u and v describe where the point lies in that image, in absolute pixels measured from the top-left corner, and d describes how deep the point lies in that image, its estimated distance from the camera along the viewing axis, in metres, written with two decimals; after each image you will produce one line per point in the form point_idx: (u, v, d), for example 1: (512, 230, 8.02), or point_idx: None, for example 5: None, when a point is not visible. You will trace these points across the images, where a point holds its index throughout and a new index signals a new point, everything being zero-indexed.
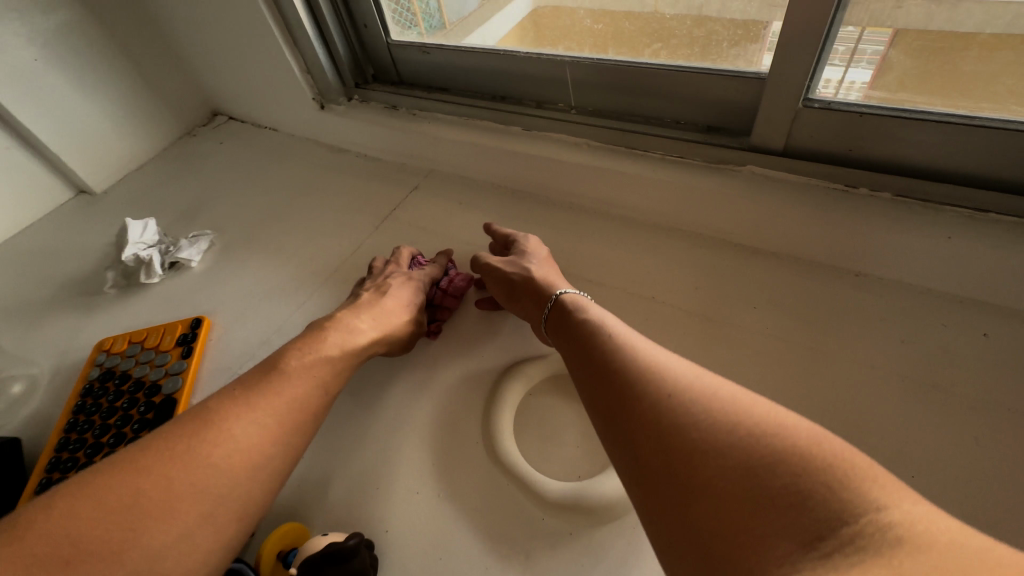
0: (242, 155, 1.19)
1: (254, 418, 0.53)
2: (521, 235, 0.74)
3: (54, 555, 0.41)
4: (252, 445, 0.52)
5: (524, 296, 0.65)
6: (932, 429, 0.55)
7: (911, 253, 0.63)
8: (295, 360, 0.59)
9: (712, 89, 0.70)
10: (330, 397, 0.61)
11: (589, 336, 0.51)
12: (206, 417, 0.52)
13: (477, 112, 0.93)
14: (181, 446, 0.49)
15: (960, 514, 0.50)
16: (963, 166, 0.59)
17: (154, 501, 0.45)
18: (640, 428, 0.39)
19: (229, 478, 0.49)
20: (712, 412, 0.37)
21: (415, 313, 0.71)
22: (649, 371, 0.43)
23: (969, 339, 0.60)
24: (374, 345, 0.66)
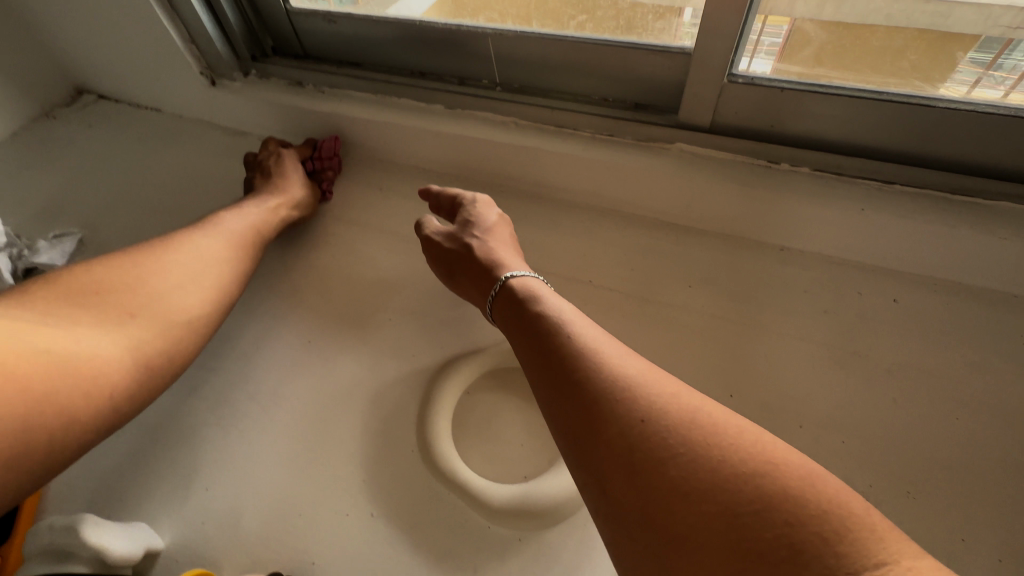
0: (117, 139, 1.02)
1: (215, 235, 0.65)
2: (469, 195, 0.67)
3: (87, 290, 0.53)
4: (219, 250, 0.64)
5: (469, 280, 0.61)
6: (857, 394, 0.57)
7: (829, 227, 0.65)
8: (228, 215, 0.68)
9: (639, 65, 0.68)
10: (264, 243, 0.71)
11: (545, 337, 0.46)
12: (161, 238, 0.62)
13: (394, 89, 0.85)
14: (152, 245, 0.60)
15: (884, 474, 0.52)
16: (873, 141, 0.61)
17: (151, 268, 0.58)
18: (612, 460, 0.36)
19: (203, 273, 0.61)
20: (691, 447, 0.35)
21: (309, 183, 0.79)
22: (618, 388, 0.39)
23: (882, 305, 0.63)
24: (285, 210, 0.74)
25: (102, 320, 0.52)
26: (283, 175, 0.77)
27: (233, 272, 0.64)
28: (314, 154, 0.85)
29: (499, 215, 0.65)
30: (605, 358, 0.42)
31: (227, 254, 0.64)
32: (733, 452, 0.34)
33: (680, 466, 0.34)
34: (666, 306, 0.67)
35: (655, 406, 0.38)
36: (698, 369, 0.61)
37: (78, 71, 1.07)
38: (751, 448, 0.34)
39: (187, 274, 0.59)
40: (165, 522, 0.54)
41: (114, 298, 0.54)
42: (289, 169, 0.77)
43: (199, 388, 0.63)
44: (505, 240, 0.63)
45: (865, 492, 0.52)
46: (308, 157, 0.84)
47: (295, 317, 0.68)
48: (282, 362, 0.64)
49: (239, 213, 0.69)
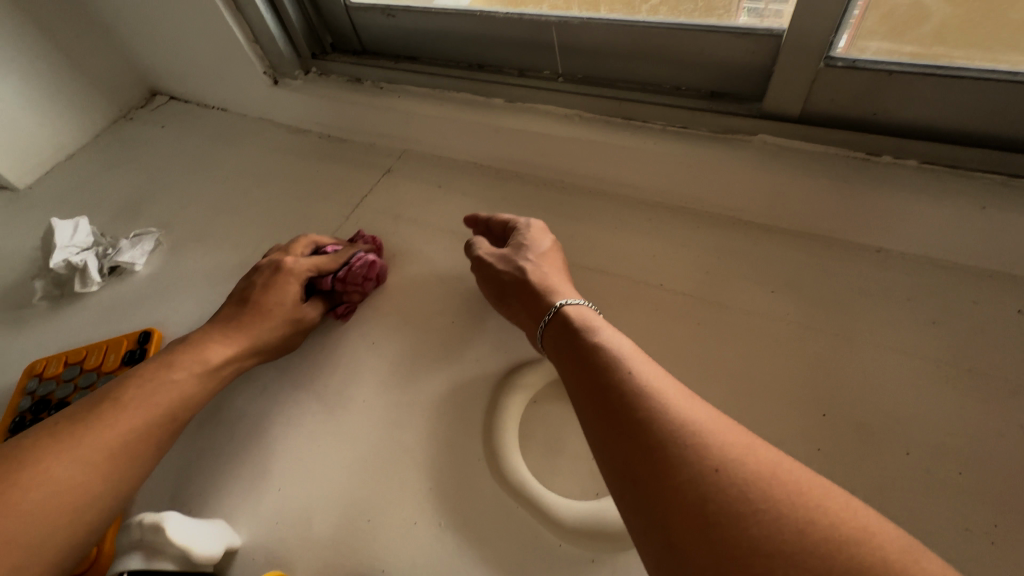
0: (187, 139, 1.06)
1: (101, 435, 0.50)
2: (523, 222, 0.66)
3: (78, 416, 0.51)
4: (97, 463, 0.49)
5: (519, 303, 0.58)
6: (975, 417, 0.51)
7: (940, 226, 0.58)
8: (144, 385, 0.55)
9: (718, 49, 0.63)
10: (183, 418, 0.56)
11: (602, 368, 0.43)
12: (169, 352, 0.59)
13: (453, 83, 0.83)
14: (151, 364, 0.57)
15: (1013, 512, 0.46)
16: (999, 128, 0.54)
17: (144, 384, 0.55)
18: (681, 509, 0.33)
19: (63, 510, 0.45)
20: (774, 506, 0.31)
21: (296, 313, 0.65)
22: (687, 433, 0.36)
23: (1004, 316, 0.56)
24: (238, 360, 0.61)
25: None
26: (258, 310, 0.63)
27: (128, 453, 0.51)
28: (336, 272, 0.68)
29: (551, 243, 0.64)
30: (669, 398, 0.39)
31: (103, 475, 0.49)
32: (822, 516, 0.31)
33: (763, 526, 0.30)
34: (745, 314, 0.62)
35: (730, 456, 0.34)
36: (784, 385, 0.56)
37: (152, 74, 1.11)
38: (841, 513, 0.31)
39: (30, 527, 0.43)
40: (241, 520, 0.56)
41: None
42: (275, 303, 0.64)
43: (270, 388, 0.64)
44: (556, 267, 0.61)
45: (990, 531, 0.45)
46: (325, 275, 0.68)
47: (358, 319, 0.68)
48: (345, 365, 0.64)
49: (157, 383, 0.55)
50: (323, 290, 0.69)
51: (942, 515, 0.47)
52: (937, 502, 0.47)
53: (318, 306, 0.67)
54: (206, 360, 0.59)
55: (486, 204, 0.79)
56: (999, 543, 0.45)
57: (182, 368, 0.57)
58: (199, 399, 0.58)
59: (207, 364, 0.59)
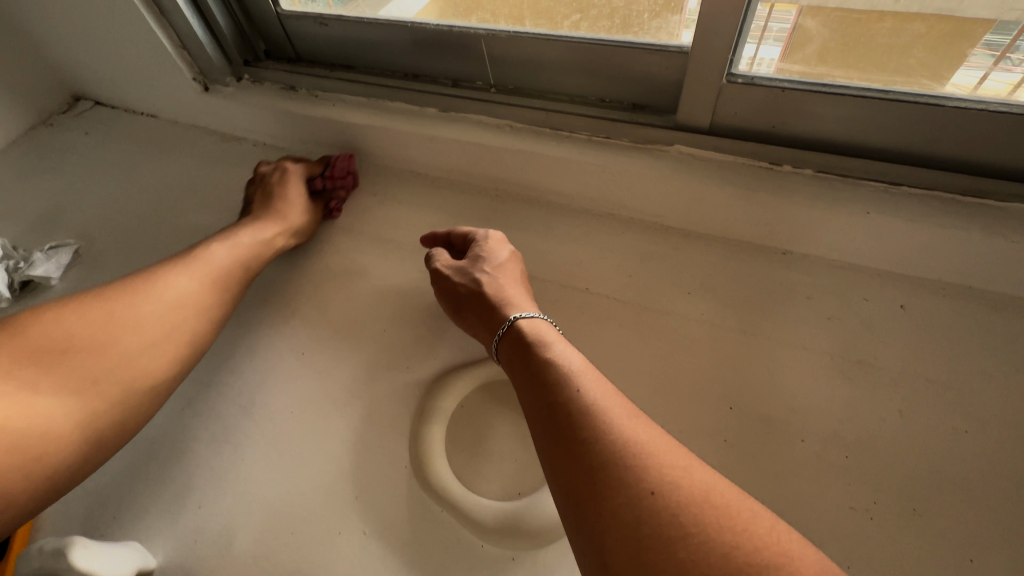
0: (113, 146, 1.02)
1: (193, 275, 0.61)
2: (481, 231, 0.66)
3: (54, 344, 0.50)
4: (191, 297, 0.60)
5: (475, 317, 0.58)
6: (863, 405, 0.55)
7: (834, 230, 0.63)
8: (218, 246, 0.66)
9: (634, 64, 0.66)
10: (249, 276, 0.68)
11: (552, 387, 0.44)
12: (144, 275, 0.59)
13: (388, 92, 0.83)
14: (129, 293, 0.57)
15: (891, 490, 0.51)
16: (878, 141, 0.59)
17: (126, 317, 0.55)
18: (617, 531, 0.34)
19: (165, 334, 0.57)
20: (704, 530, 0.33)
21: (308, 202, 0.76)
22: (627, 455, 0.37)
23: (889, 311, 0.61)
24: (281, 237, 0.72)
25: (58, 391, 0.49)
26: (283, 199, 0.73)
27: (210, 292, 0.62)
28: (324, 173, 0.81)
29: (510, 254, 0.63)
30: (615, 418, 0.40)
31: (195, 305, 0.60)
32: (747, 539, 0.33)
33: (692, 550, 0.32)
34: (665, 315, 0.65)
35: (667, 479, 0.36)
36: (697, 381, 0.59)
37: (74, 78, 1.06)
38: (764, 537, 0.33)
39: (145, 339, 0.55)
40: (158, 540, 0.54)
41: (79, 361, 0.51)
42: (288, 195, 0.74)
43: (193, 403, 0.63)
44: (514, 279, 0.61)
45: (870, 508, 0.50)
46: (318, 177, 0.80)
47: (288, 329, 0.68)
48: (273, 377, 0.63)
49: (229, 245, 0.67)
50: (319, 190, 0.80)
51: (829, 496, 0.51)
52: (826, 484, 0.52)
53: (316, 203, 0.79)
54: (259, 241, 0.69)
55: (421, 212, 0.80)
56: (877, 519, 0.49)
57: (242, 240, 0.68)
58: (258, 261, 0.69)
59: (251, 240, 0.68)
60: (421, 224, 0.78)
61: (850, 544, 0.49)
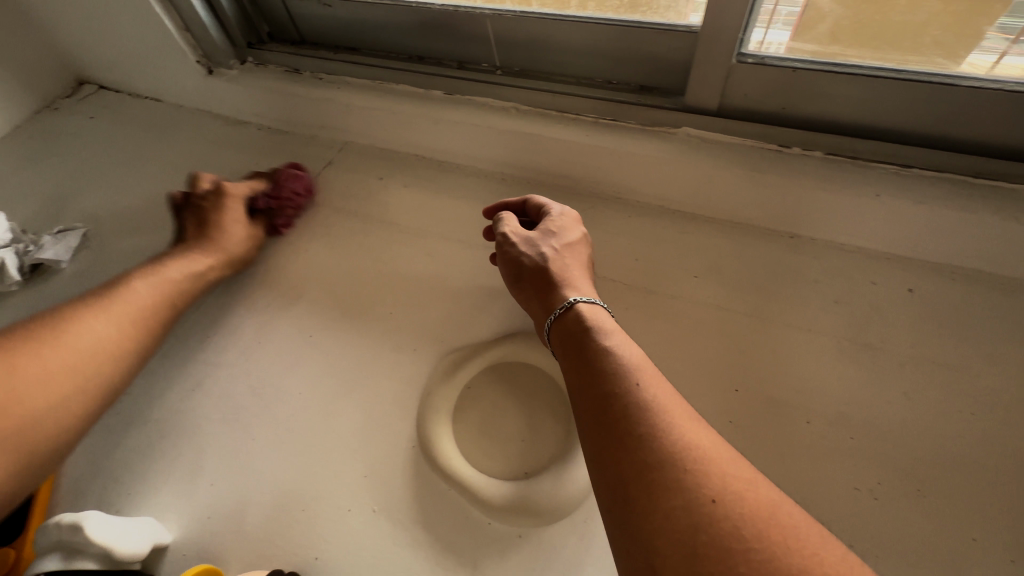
0: (118, 130, 1.01)
1: (110, 318, 0.58)
2: (555, 208, 0.65)
3: None
4: (108, 340, 0.57)
5: (535, 292, 0.58)
6: (869, 388, 0.56)
7: (843, 214, 0.63)
8: (142, 281, 0.63)
9: (644, 45, 0.65)
10: (178, 309, 0.65)
11: (608, 383, 0.44)
12: (53, 321, 0.56)
13: (392, 75, 0.82)
14: (36, 340, 0.54)
15: (896, 471, 0.51)
16: (890, 122, 0.58)
17: (26, 371, 0.52)
18: (670, 533, 0.34)
19: (69, 382, 0.54)
20: (767, 545, 0.32)
21: (247, 225, 0.72)
22: (687, 460, 0.37)
23: (896, 295, 0.61)
24: (216, 268, 0.68)
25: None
26: (217, 226, 0.70)
27: (135, 328, 0.60)
28: (269, 190, 0.76)
29: (580, 236, 0.62)
30: (675, 422, 0.40)
31: (114, 349, 0.58)
32: (813, 561, 0.31)
33: (753, 564, 0.31)
34: (671, 299, 0.65)
35: (730, 489, 0.35)
36: (703, 365, 0.59)
37: (77, 61, 1.06)
38: (832, 562, 0.32)
39: (41, 391, 0.52)
40: (171, 517, 0.55)
41: None
42: (229, 221, 0.71)
43: (203, 383, 0.63)
44: (580, 262, 0.60)
45: (875, 489, 0.50)
46: (260, 196, 0.75)
47: (295, 312, 0.68)
48: (280, 360, 0.64)
49: (147, 281, 0.63)
50: (261, 209, 0.75)
51: (834, 477, 0.51)
52: (830, 466, 0.52)
53: (260, 224, 0.75)
54: (187, 276, 0.65)
55: (429, 195, 0.80)
56: (881, 499, 0.50)
57: (168, 273, 0.65)
58: (189, 295, 0.66)
59: (191, 268, 0.66)
60: (427, 208, 0.78)
61: (853, 524, 0.49)
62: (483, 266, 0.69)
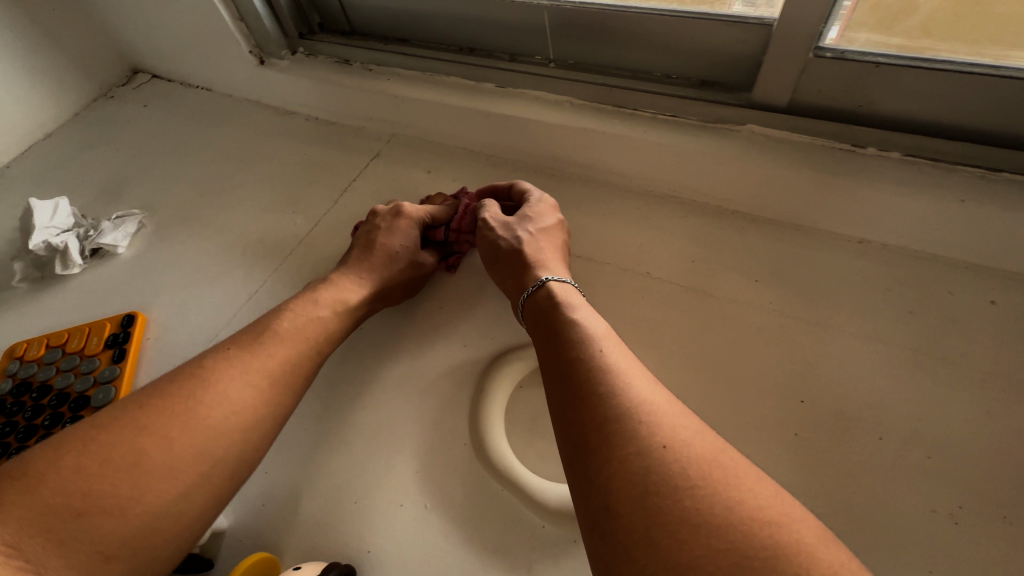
0: (172, 119, 1.03)
1: (247, 379, 0.50)
2: (535, 195, 0.65)
3: (66, 504, 0.39)
4: (244, 399, 0.49)
5: (509, 272, 0.59)
6: (947, 405, 0.52)
7: (921, 219, 0.59)
8: (286, 321, 0.56)
9: (709, 38, 0.63)
10: (320, 357, 0.57)
11: (573, 348, 0.44)
12: (198, 378, 0.49)
13: (444, 67, 0.81)
14: (176, 407, 0.46)
15: (981, 496, 0.47)
16: (980, 122, 0.54)
17: (154, 461, 0.43)
18: (624, 478, 0.34)
19: (197, 463, 0.44)
20: (711, 484, 0.32)
21: (416, 257, 0.65)
22: (642, 411, 0.37)
23: (978, 307, 0.57)
24: (367, 297, 0.62)
25: (65, 570, 0.38)
26: (384, 253, 0.64)
27: (269, 389, 0.51)
28: (451, 223, 0.69)
29: (557, 222, 0.63)
30: (630, 378, 0.40)
31: (244, 418, 0.48)
32: (753, 499, 0.32)
33: (697, 500, 0.32)
34: (730, 303, 0.63)
35: (680, 436, 0.36)
36: (766, 373, 0.57)
37: (134, 50, 1.08)
38: (771, 499, 0.32)
39: (172, 473, 0.43)
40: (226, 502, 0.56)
41: (92, 525, 0.39)
42: (395, 244, 0.65)
43: None
44: (554, 247, 0.61)
45: (955, 513, 0.47)
46: (442, 224, 0.69)
47: None
48: (330, 351, 0.64)
49: (301, 323, 0.56)
50: (438, 241, 0.69)
51: (910, 498, 0.48)
52: (904, 485, 0.49)
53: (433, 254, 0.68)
54: (341, 300, 0.60)
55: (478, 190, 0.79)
56: (961, 523, 0.47)
57: (313, 309, 0.58)
58: (332, 339, 0.58)
59: (333, 300, 0.59)
60: None
61: (931, 548, 0.46)
62: None
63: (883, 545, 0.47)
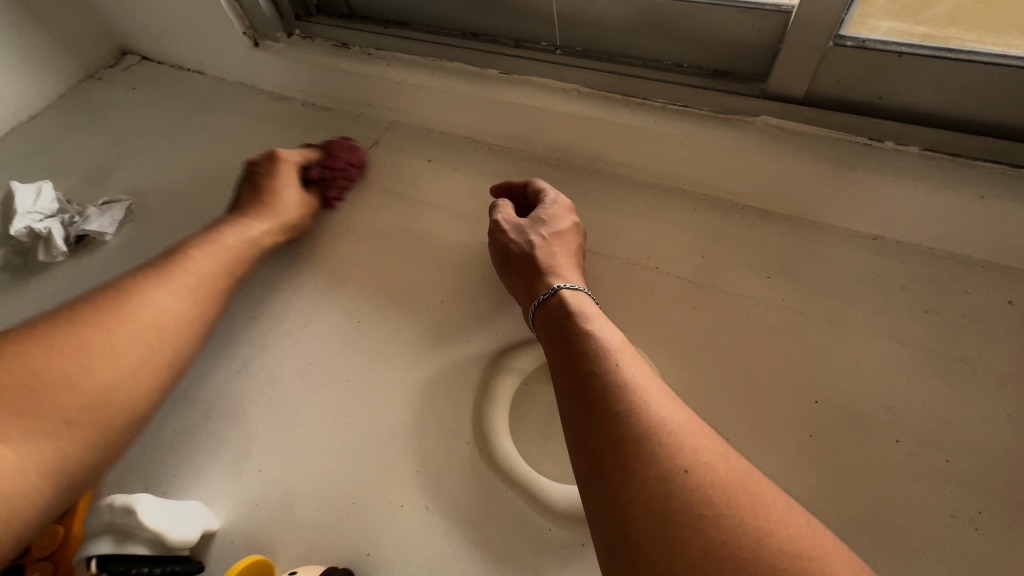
0: (162, 102, 1.00)
1: (173, 289, 0.57)
2: (551, 194, 0.63)
3: (17, 382, 0.46)
4: (172, 310, 0.56)
5: (519, 279, 0.57)
6: (965, 408, 0.51)
7: (939, 217, 0.58)
8: (199, 252, 0.61)
9: (723, 25, 0.60)
10: (237, 282, 0.64)
11: (587, 361, 0.42)
12: (119, 289, 0.56)
13: (445, 52, 0.78)
14: (103, 307, 0.54)
15: (1000, 501, 0.46)
16: (1005, 117, 0.53)
17: (98, 344, 0.51)
18: (644, 504, 0.32)
19: (138, 356, 0.53)
20: (736, 513, 0.31)
21: (302, 196, 0.71)
22: (662, 431, 0.35)
23: (995, 307, 0.56)
24: (271, 233, 0.67)
25: (29, 434, 0.45)
26: (272, 193, 0.68)
27: (195, 305, 0.58)
28: (322, 161, 0.75)
29: (574, 224, 0.60)
30: (649, 395, 0.38)
31: (175, 323, 0.56)
32: (781, 529, 0.31)
33: (722, 530, 0.30)
34: (742, 300, 0.61)
35: (702, 460, 0.34)
36: (779, 373, 0.55)
37: (122, 30, 1.04)
38: (801, 529, 0.31)
39: (116, 364, 0.51)
40: (219, 502, 0.53)
41: (47, 396, 0.47)
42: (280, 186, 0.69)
43: (249, 366, 0.62)
44: (569, 250, 0.58)
45: (974, 518, 0.46)
46: (314, 165, 0.74)
47: (342, 297, 0.66)
48: (326, 346, 0.62)
49: (207, 250, 0.62)
50: (314, 179, 0.74)
51: (927, 502, 0.47)
52: (923, 490, 0.48)
53: (312, 193, 0.73)
54: (250, 238, 0.65)
55: (481, 179, 0.76)
56: (981, 529, 0.46)
57: (220, 240, 0.63)
58: (248, 265, 0.65)
59: (237, 236, 0.64)
60: (479, 192, 0.74)
61: (949, 554, 0.45)
62: None
63: (901, 551, 0.46)
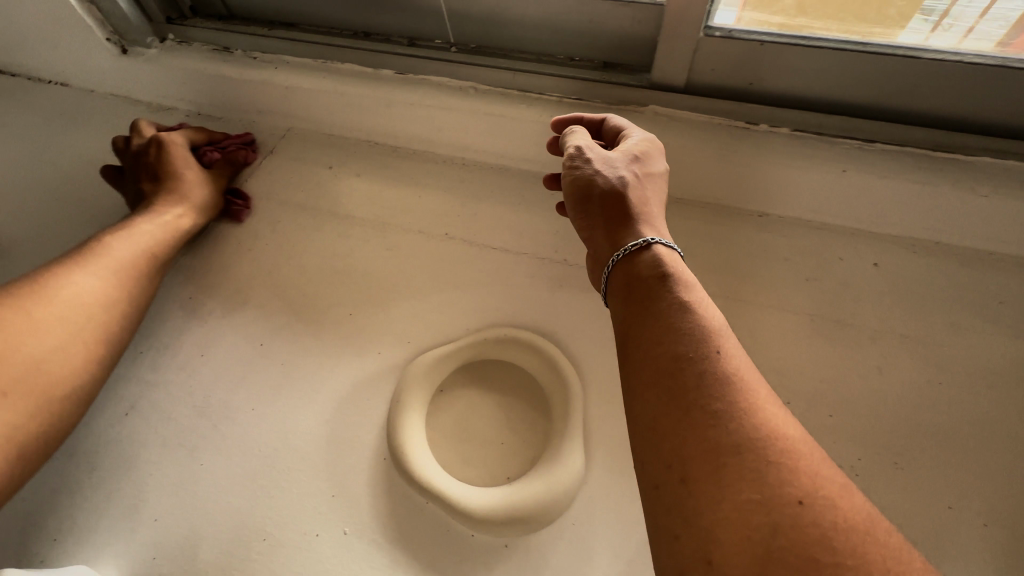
0: (17, 119, 0.88)
1: (94, 272, 0.56)
2: (636, 134, 0.55)
3: None
4: (99, 296, 0.56)
5: (605, 221, 0.50)
6: (844, 365, 0.56)
7: (812, 192, 0.62)
8: (122, 245, 0.60)
9: (606, 19, 0.61)
10: (157, 268, 0.62)
11: (682, 342, 0.38)
12: (33, 276, 0.54)
13: (335, 52, 0.73)
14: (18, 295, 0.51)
15: (876, 447, 0.52)
16: (855, 97, 0.58)
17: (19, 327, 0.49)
18: (737, 528, 0.29)
19: (68, 322, 0.52)
20: (862, 563, 0.27)
21: (609, 179, 0.50)
22: (769, 449, 0.32)
23: (863, 269, 0.62)
24: (185, 216, 0.66)
25: None
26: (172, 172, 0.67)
27: (100, 312, 0.55)
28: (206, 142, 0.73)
29: (663, 169, 0.54)
30: (756, 403, 0.34)
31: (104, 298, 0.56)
32: None
33: None
34: None
35: (821, 492, 0.30)
36: None
37: None
38: None
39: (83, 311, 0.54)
40: (111, 561, 0.49)
41: None
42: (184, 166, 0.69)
43: (135, 409, 0.56)
44: (659, 196, 0.52)
45: (855, 466, 0.51)
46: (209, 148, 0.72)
47: (237, 321, 0.61)
48: (239, 373, 0.57)
49: (131, 237, 0.61)
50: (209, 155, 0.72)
51: None
52: None
53: (603, 183, 0.50)
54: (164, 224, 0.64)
55: (384, 183, 0.73)
56: (861, 475, 0.50)
57: (140, 227, 0.62)
58: (164, 249, 0.63)
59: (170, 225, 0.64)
60: (383, 198, 0.71)
61: None
62: (449, 259, 0.65)
63: None
